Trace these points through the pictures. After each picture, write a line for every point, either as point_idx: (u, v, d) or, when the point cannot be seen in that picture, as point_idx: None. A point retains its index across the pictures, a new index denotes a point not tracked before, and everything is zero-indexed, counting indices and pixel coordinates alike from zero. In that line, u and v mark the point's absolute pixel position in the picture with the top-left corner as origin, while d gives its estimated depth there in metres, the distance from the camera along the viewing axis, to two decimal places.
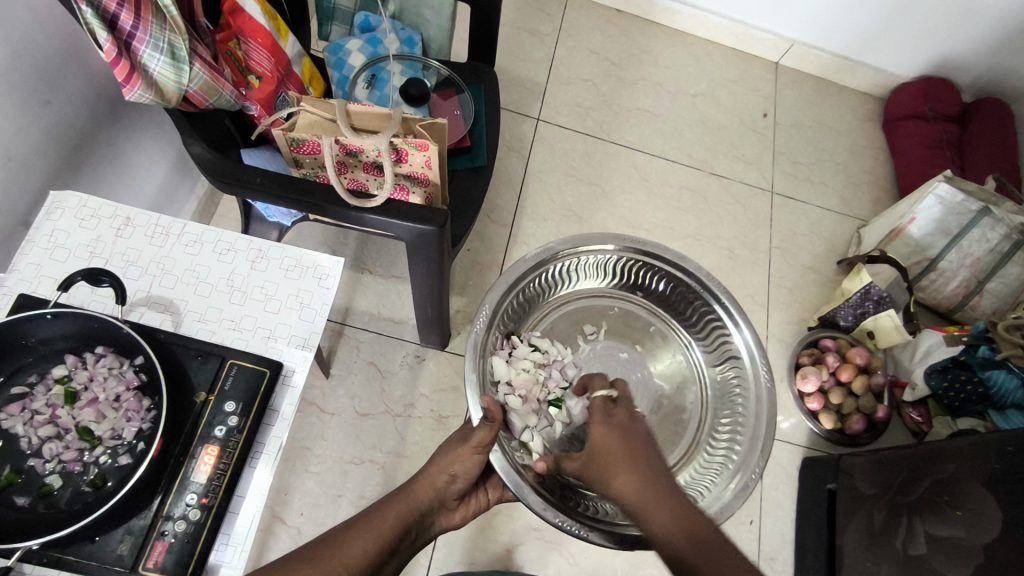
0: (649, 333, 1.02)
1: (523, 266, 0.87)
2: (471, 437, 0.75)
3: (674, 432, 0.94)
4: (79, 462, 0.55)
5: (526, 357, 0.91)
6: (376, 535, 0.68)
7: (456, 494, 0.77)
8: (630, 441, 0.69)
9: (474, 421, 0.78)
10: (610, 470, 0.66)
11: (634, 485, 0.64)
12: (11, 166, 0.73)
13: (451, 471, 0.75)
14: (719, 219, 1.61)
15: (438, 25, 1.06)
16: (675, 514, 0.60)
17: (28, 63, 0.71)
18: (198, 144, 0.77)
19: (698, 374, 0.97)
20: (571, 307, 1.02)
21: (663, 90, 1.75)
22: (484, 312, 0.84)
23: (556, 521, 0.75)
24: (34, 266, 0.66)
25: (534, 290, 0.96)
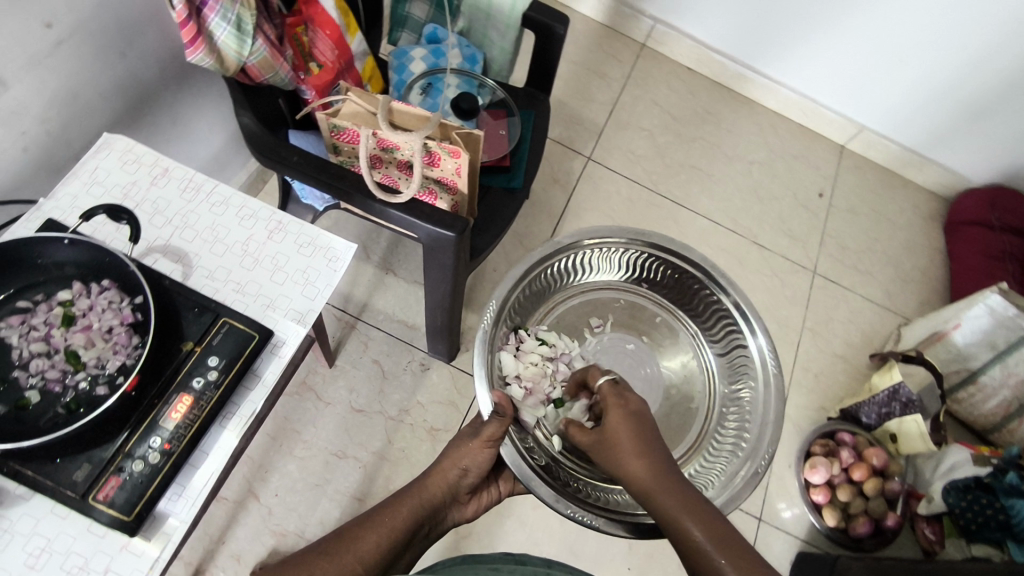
0: (655, 323, 0.98)
1: (535, 253, 0.87)
2: (482, 430, 0.74)
3: (683, 420, 0.91)
4: (59, 383, 0.57)
5: (534, 350, 0.88)
6: (389, 529, 0.68)
7: (467, 489, 0.77)
8: (646, 433, 0.67)
9: (484, 415, 0.75)
10: (625, 459, 0.65)
11: (652, 479, 0.63)
12: (76, 105, 0.78)
13: (462, 465, 0.74)
14: (753, 289, 1.58)
15: (502, 47, 1.08)
16: (697, 513, 0.61)
17: (112, 15, 0.76)
18: (248, 116, 0.81)
19: (707, 368, 0.94)
20: (576, 300, 0.98)
21: (720, 153, 1.74)
22: (491, 306, 0.83)
23: (567, 513, 0.73)
24: (71, 197, 0.70)
25: (545, 278, 0.94)
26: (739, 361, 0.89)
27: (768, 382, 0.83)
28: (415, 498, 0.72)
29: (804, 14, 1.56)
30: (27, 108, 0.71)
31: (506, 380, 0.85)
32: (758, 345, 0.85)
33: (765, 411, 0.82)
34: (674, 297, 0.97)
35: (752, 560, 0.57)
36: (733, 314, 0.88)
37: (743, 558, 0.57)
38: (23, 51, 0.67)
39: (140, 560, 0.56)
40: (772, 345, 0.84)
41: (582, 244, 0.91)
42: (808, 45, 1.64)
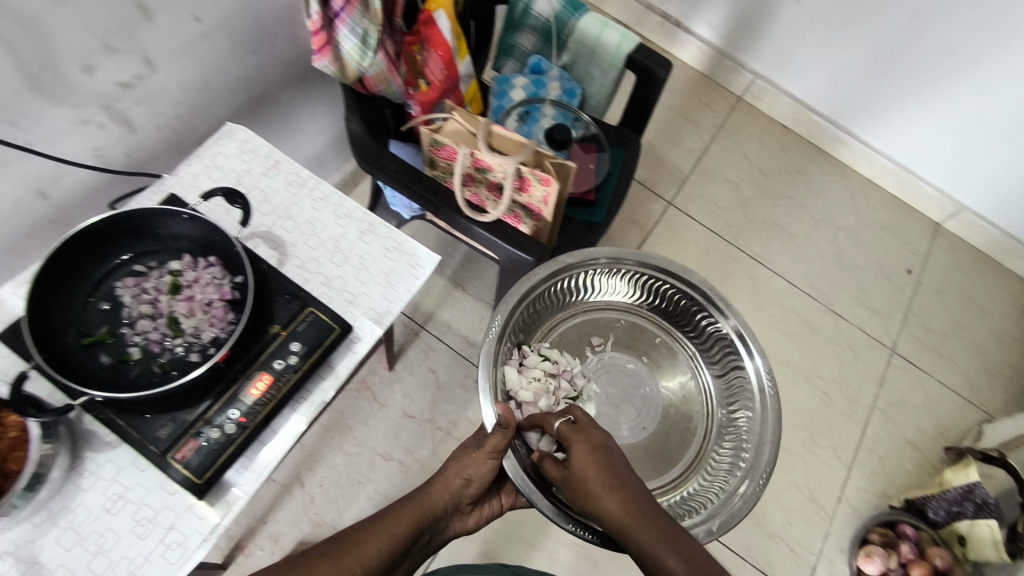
0: (654, 344, 0.97)
1: (540, 271, 0.83)
2: (485, 442, 0.72)
3: (681, 439, 0.92)
4: (159, 344, 0.62)
5: (538, 366, 0.89)
6: (390, 534, 0.68)
7: (470, 500, 0.75)
8: (616, 469, 0.65)
9: (487, 425, 0.75)
10: (595, 494, 0.63)
11: (626, 513, 0.61)
12: (208, 94, 0.84)
13: (465, 475, 0.73)
14: (824, 358, 1.52)
15: (601, 84, 1.09)
16: (674, 543, 0.59)
17: (253, 17, 0.82)
18: (357, 122, 0.86)
19: (704, 388, 0.93)
20: (578, 319, 0.97)
21: (807, 215, 1.69)
22: (496, 322, 0.80)
23: (568, 527, 0.73)
24: (192, 177, 0.76)
25: (552, 296, 0.92)
26: (735, 382, 0.89)
27: (763, 406, 0.82)
28: (417, 506, 0.71)
29: (915, 85, 1.52)
30: (167, 92, 0.78)
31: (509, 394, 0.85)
32: (755, 367, 0.84)
33: (758, 432, 0.82)
34: (673, 317, 0.95)
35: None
36: (731, 337, 0.87)
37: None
38: (174, 42, 0.73)
39: (201, 523, 0.60)
40: (770, 367, 0.84)
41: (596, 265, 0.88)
42: (916, 116, 1.58)
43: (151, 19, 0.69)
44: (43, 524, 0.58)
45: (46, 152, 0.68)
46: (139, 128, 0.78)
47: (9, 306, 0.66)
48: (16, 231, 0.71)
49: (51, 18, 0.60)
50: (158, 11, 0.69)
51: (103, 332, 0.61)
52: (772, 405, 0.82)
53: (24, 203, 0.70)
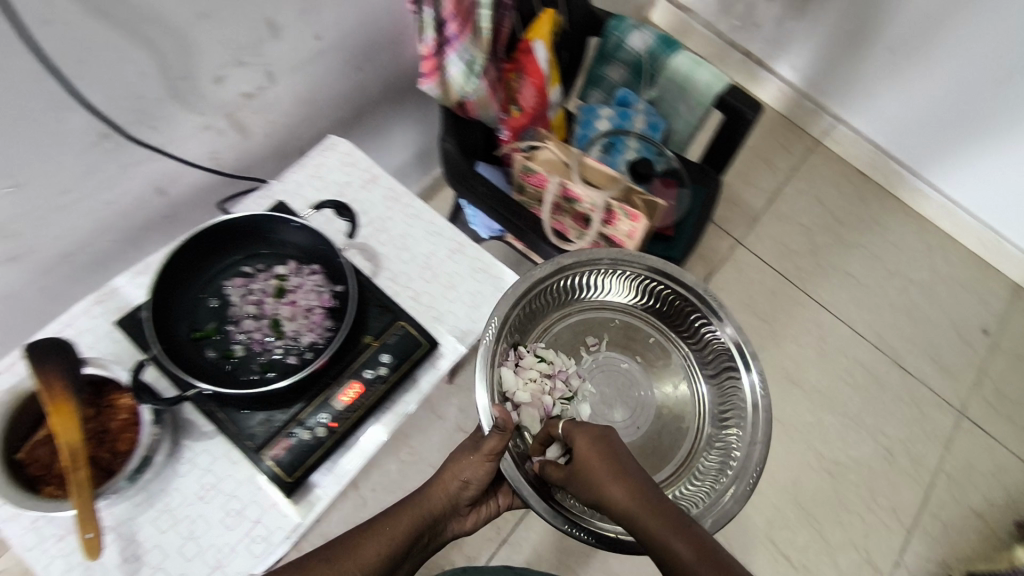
0: (647, 344, 0.89)
1: (537, 272, 0.77)
2: (482, 444, 0.68)
3: (669, 443, 0.83)
4: (261, 344, 0.65)
5: (534, 367, 0.82)
6: (390, 536, 0.66)
7: (468, 501, 0.72)
8: (620, 458, 0.61)
9: (485, 429, 0.69)
10: (602, 484, 0.59)
11: (635, 502, 0.57)
12: (316, 107, 0.88)
13: (462, 477, 0.70)
14: (890, 413, 1.46)
15: (687, 121, 1.10)
16: (685, 531, 0.55)
17: (365, 37, 0.86)
18: (451, 142, 0.89)
19: (698, 397, 0.85)
20: (573, 317, 0.89)
21: (879, 264, 1.65)
22: (491, 325, 0.72)
23: (564, 529, 0.69)
24: (297, 185, 0.80)
25: (553, 292, 0.86)
26: (727, 390, 0.82)
27: (753, 414, 0.77)
28: (415, 510, 0.68)
29: (1006, 144, 1.47)
30: (280, 103, 0.81)
31: (505, 397, 0.77)
32: (749, 378, 0.78)
33: (745, 444, 0.76)
34: (669, 317, 0.88)
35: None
36: (728, 346, 0.81)
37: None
38: (295, 58, 0.78)
39: (285, 520, 0.63)
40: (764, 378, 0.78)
41: (598, 262, 0.82)
42: (989, 168, 1.54)
43: (278, 35, 0.72)
44: (142, 504, 0.62)
45: (172, 153, 0.72)
46: (253, 136, 0.82)
47: (126, 294, 0.70)
48: (134, 224, 0.76)
49: (196, 33, 0.63)
50: (284, 29, 0.72)
51: (211, 328, 0.64)
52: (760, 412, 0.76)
53: (145, 199, 0.74)
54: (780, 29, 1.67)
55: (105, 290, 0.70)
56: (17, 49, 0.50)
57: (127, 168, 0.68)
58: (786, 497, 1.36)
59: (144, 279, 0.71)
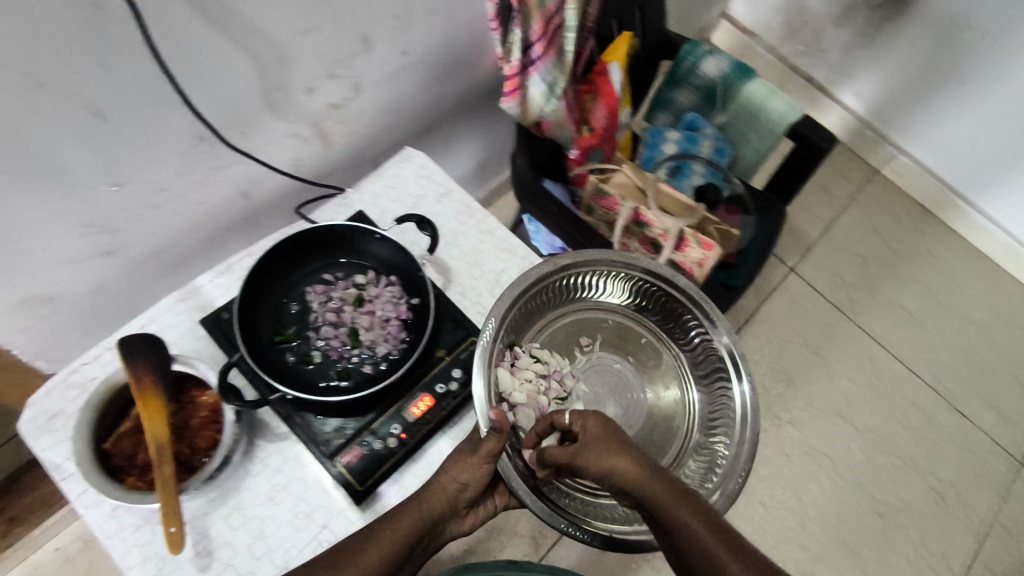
0: (639, 346, 0.79)
1: (537, 271, 0.71)
2: (480, 446, 0.61)
3: (659, 446, 0.74)
4: (339, 352, 0.66)
5: (530, 367, 0.72)
6: (391, 540, 0.59)
7: (467, 502, 0.64)
8: (628, 439, 0.57)
9: (484, 429, 0.61)
10: (621, 469, 0.54)
11: (657, 487, 0.54)
12: (393, 118, 0.90)
13: (462, 480, 0.61)
14: (943, 457, 1.42)
15: (756, 148, 1.09)
16: (701, 510, 0.53)
17: (446, 52, 0.87)
18: (522, 159, 0.92)
19: (689, 403, 0.76)
20: (567, 317, 0.79)
21: (936, 301, 1.59)
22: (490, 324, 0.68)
23: (560, 527, 0.64)
24: (373, 195, 0.81)
25: (552, 286, 0.76)
26: (718, 397, 0.75)
27: (745, 422, 0.70)
28: (415, 512, 0.60)
29: None
30: (361, 113, 0.83)
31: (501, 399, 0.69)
32: (739, 387, 0.72)
33: (734, 449, 0.70)
34: (661, 317, 0.79)
35: (760, 560, 0.51)
36: (722, 353, 0.74)
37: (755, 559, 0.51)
38: (380, 71, 0.79)
39: (352, 526, 0.64)
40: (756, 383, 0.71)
41: (600, 262, 0.75)
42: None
43: (370, 50, 0.74)
44: (216, 500, 0.64)
45: (259, 159, 0.74)
46: (333, 145, 0.84)
47: (206, 293, 0.72)
48: (217, 225, 0.78)
49: (298, 46, 0.65)
50: (376, 44, 0.74)
51: (292, 332, 0.66)
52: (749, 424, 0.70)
53: (229, 202, 0.76)
54: (847, 56, 1.63)
55: (189, 288, 0.72)
56: (142, 63, 0.52)
57: (218, 172, 0.70)
58: (831, 533, 1.33)
59: (225, 279, 0.73)
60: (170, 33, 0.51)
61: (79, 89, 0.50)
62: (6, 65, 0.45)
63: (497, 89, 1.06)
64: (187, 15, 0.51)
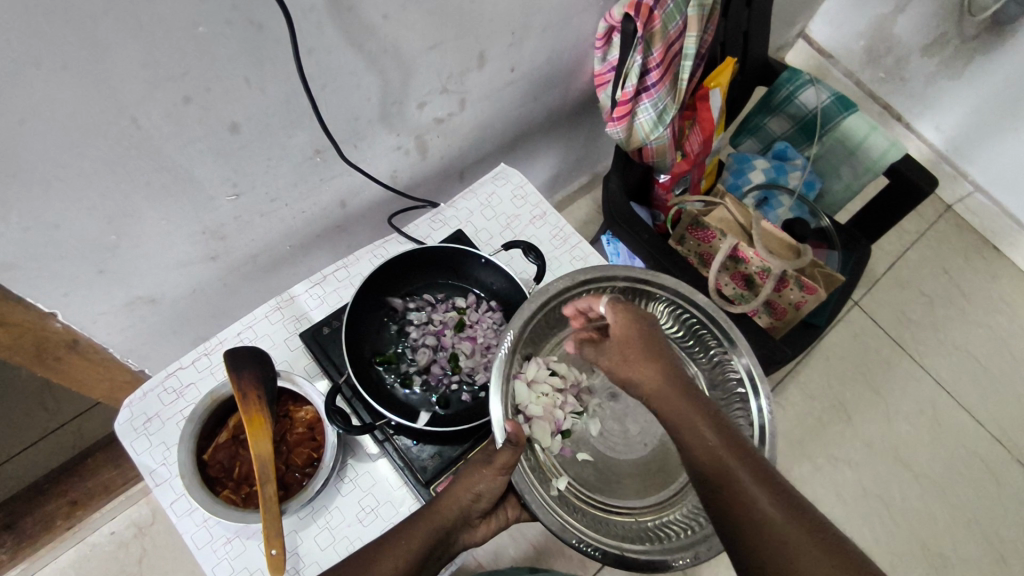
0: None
1: (554, 285, 0.61)
2: (493, 457, 0.56)
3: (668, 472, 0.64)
4: (437, 377, 0.65)
5: (546, 381, 0.63)
6: (401, 551, 0.54)
7: (480, 512, 0.59)
8: (657, 340, 0.56)
9: (499, 442, 0.55)
10: (633, 360, 0.54)
11: (667, 386, 0.52)
12: (486, 133, 0.88)
13: (474, 490, 0.57)
14: (1004, 513, 1.30)
15: (847, 183, 1.06)
16: (715, 419, 0.50)
17: (549, 70, 0.84)
18: (616, 181, 0.90)
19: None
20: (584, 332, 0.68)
21: (1004, 347, 1.46)
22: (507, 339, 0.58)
23: (572, 543, 0.56)
24: (468, 213, 0.80)
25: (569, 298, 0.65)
26: (735, 421, 0.62)
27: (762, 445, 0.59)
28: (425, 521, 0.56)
29: None
30: (460, 127, 0.81)
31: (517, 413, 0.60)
32: (755, 400, 0.60)
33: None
34: (680, 331, 0.67)
35: (769, 472, 0.47)
36: (737, 369, 0.62)
37: (762, 470, 0.47)
38: (487, 87, 0.77)
39: None
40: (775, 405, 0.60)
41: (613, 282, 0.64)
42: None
43: (483, 67, 0.72)
44: (305, 517, 0.63)
45: (364, 171, 0.73)
46: (428, 159, 0.82)
47: (300, 303, 0.71)
48: (312, 232, 0.77)
49: (422, 61, 0.63)
50: (491, 60, 0.72)
51: (391, 353, 0.66)
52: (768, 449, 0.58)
53: (329, 211, 0.75)
54: (932, 86, 1.51)
55: (284, 297, 0.71)
56: (286, 81, 0.52)
57: (325, 183, 0.69)
58: None
59: (320, 290, 0.72)
60: (312, 50, 0.51)
61: (227, 104, 0.50)
62: (172, 87, 0.45)
63: (585, 105, 1.03)
64: (330, 33, 0.51)
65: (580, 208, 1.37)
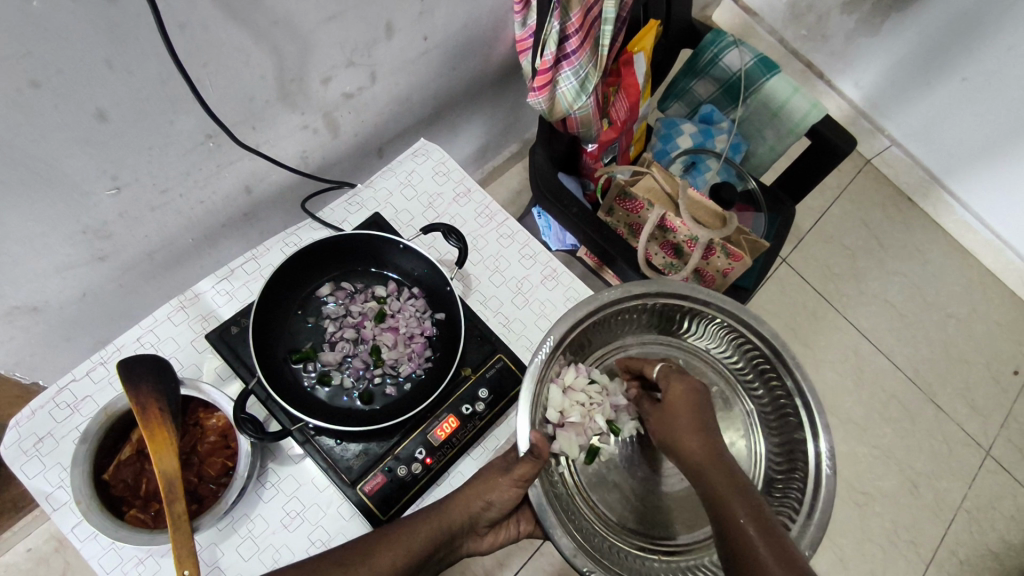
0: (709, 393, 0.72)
1: (609, 292, 0.63)
2: (513, 464, 0.57)
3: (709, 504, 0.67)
4: (360, 372, 0.62)
5: (583, 389, 0.66)
6: (408, 547, 0.55)
7: (488, 521, 0.60)
8: (706, 413, 0.57)
9: (522, 450, 0.56)
10: (681, 427, 0.56)
11: (705, 451, 0.54)
12: (403, 106, 0.83)
13: (486, 498, 0.58)
14: (919, 447, 1.38)
15: (771, 146, 1.07)
16: (749, 502, 0.49)
17: (467, 37, 0.80)
18: (543, 154, 0.87)
19: (756, 454, 0.69)
20: (633, 347, 0.73)
21: (918, 293, 1.53)
22: (549, 341, 0.60)
23: (583, 570, 0.56)
24: (387, 193, 0.75)
25: (623, 314, 0.69)
26: (790, 464, 0.65)
27: (813, 502, 0.60)
28: (434, 520, 0.57)
29: None
30: (373, 102, 0.76)
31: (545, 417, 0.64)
32: (816, 445, 0.62)
33: (797, 525, 0.61)
34: (738, 362, 0.71)
35: (794, 553, 0.45)
36: (795, 408, 0.65)
37: (797, 567, 0.44)
38: (399, 58, 0.72)
39: None
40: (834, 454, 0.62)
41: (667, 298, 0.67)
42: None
43: (392, 37, 0.67)
44: (226, 528, 0.59)
45: (267, 154, 0.67)
46: (340, 137, 0.77)
47: (206, 300, 0.66)
48: (216, 223, 0.71)
49: (319, 34, 0.58)
50: (399, 30, 0.67)
51: (308, 348, 0.62)
52: (823, 498, 0.60)
53: (232, 198, 0.69)
54: (851, 43, 1.53)
55: (188, 295, 0.66)
56: (158, 62, 0.46)
57: (223, 169, 0.63)
58: None
59: (229, 284, 0.67)
60: (188, 27, 0.46)
61: (88, 90, 0.44)
62: (13, 75, 0.40)
63: (508, 72, 0.99)
64: (208, 7, 0.45)
65: (511, 177, 1.33)
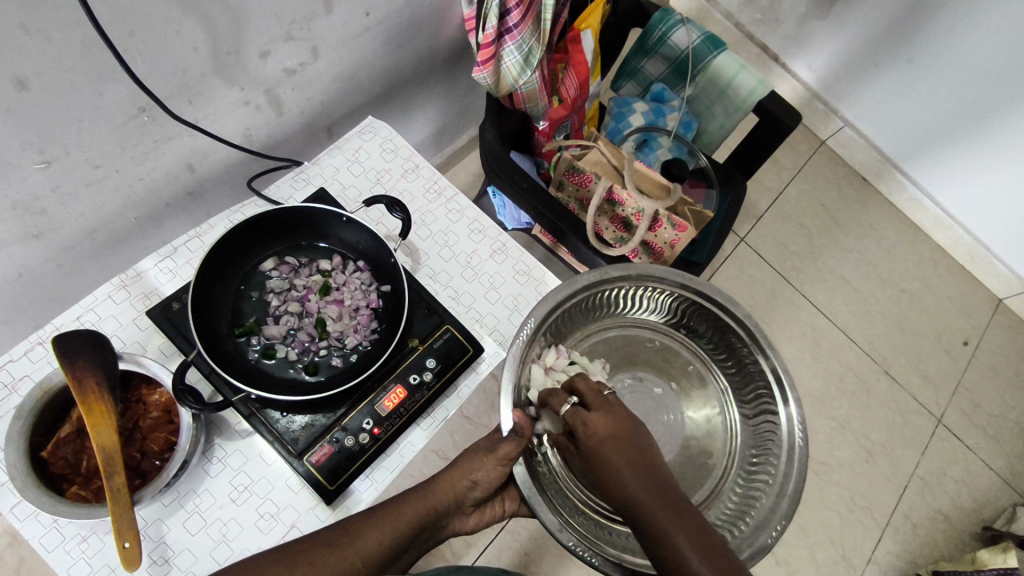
0: (686, 372, 0.75)
1: (585, 277, 0.64)
2: (498, 444, 0.59)
3: (689, 481, 0.69)
4: (305, 344, 0.63)
5: (564, 369, 0.68)
6: (393, 527, 0.55)
7: (474, 501, 0.61)
8: (636, 444, 0.52)
9: (505, 431, 0.59)
10: (611, 469, 0.51)
11: (638, 489, 0.49)
12: (351, 84, 0.82)
13: (471, 477, 0.59)
14: (874, 417, 1.43)
15: (721, 123, 1.09)
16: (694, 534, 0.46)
17: (413, 13, 0.80)
18: (492, 131, 0.87)
19: (732, 427, 0.71)
20: (612, 330, 0.75)
21: (872, 270, 1.57)
22: (530, 323, 0.62)
23: (568, 545, 0.58)
24: (334, 169, 0.75)
25: (599, 297, 0.71)
26: (765, 433, 0.67)
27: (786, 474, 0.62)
28: (419, 501, 0.57)
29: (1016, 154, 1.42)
30: (318, 78, 0.76)
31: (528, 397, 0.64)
32: (786, 413, 0.64)
33: (774, 493, 0.63)
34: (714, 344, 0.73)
35: None
36: (767, 379, 0.66)
37: None
38: (342, 33, 0.72)
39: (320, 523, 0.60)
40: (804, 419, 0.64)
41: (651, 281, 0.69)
42: (996, 175, 1.45)
43: (331, 11, 0.67)
44: (171, 504, 0.59)
45: (209, 130, 0.67)
46: (286, 114, 0.76)
47: (150, 279, 0.65)
48: (159, 201, 0.70)
49: (253, 6, 0.58)
50: (338, 4, 0.67)
51: (252, 322, 0.62)
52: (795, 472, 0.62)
53: (174, 175, 0.68)
54: (802, 26, 1.55)
55: (130, 273, 0.65)
56: (79, 30, 0.46)
57: (161, 145, 0.63)
58: None
59: (171, 263, 0.66)
60: None
61: (7, 57, 0.44)
62: None
63: (460, 51, 0.99)
64: None
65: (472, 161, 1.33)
